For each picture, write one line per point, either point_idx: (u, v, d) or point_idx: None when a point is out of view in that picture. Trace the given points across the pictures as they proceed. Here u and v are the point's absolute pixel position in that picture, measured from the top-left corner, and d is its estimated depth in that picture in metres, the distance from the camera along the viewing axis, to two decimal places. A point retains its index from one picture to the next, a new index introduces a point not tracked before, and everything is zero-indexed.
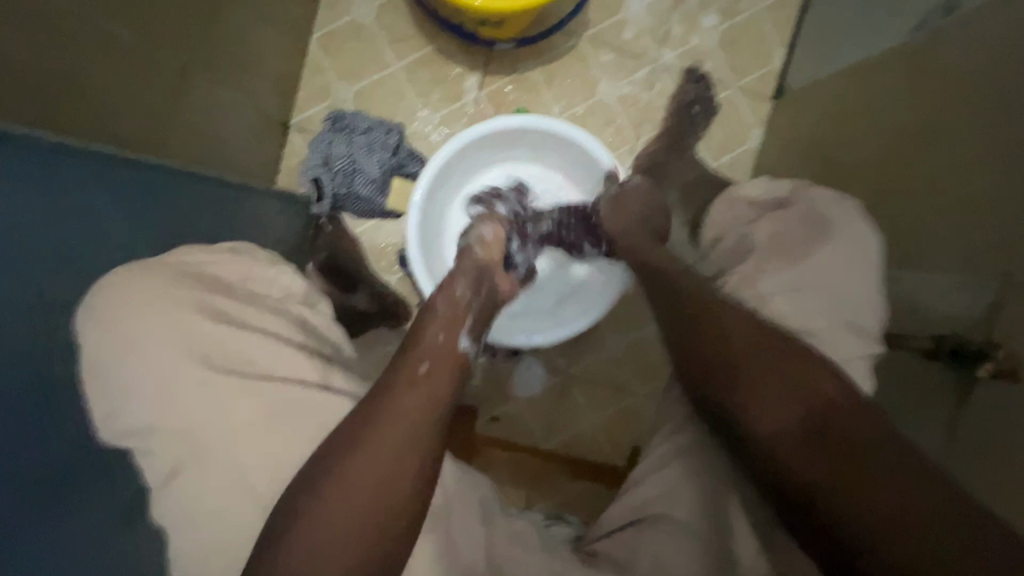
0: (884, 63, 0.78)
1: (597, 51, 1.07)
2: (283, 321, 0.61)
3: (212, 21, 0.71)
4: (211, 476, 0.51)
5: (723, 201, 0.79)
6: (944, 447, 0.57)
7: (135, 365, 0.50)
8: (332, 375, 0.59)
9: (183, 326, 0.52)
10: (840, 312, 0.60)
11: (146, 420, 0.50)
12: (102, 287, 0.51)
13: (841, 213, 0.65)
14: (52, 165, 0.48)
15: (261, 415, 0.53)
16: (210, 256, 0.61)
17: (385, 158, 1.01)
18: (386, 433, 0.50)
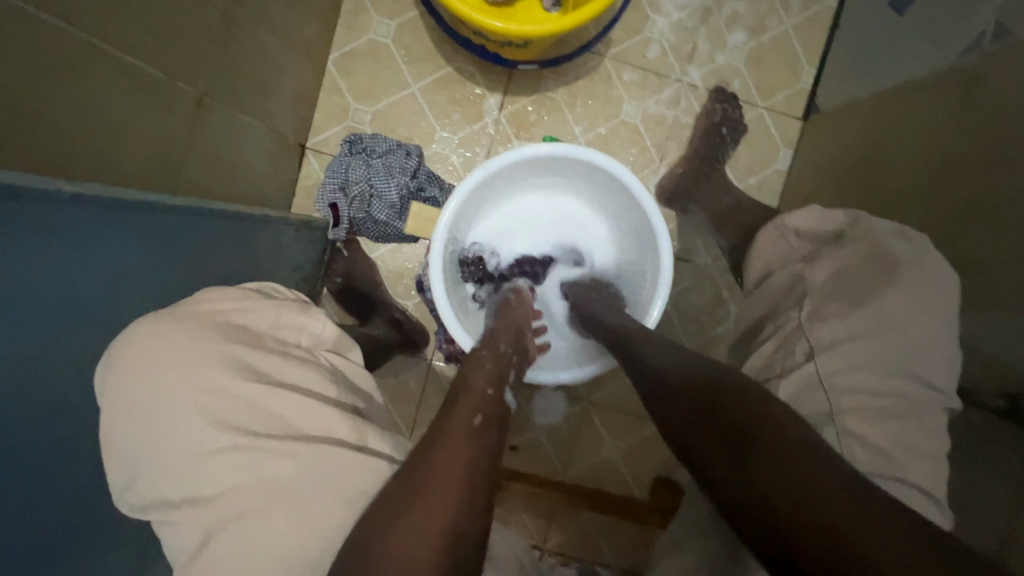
0: (930, 88, 0.74)
1: (621, 70, 1.04)
2: (318, 373, 0.57)
3: (227, 48, 0.69)
4: (238, 557, 0.45)
5: (770, 229, 0.74)
6: (1015, 515, 0.52)
7: (162, 430, 0.47)
8: (367, 432, 0.56)
9: (214, 386, 0.49)
10: (895, 363, 0.57)
11: (174, 490, 0.46)
12: (129, 341, 0.47)
13: (910, 251, 0.61)
14: (70, 215, 0.45)
15: (296, 484, 0.48)
16: (239, 304, 0.58)
17: (404, 183, 0.95)
18: (442, 485, 0.46)
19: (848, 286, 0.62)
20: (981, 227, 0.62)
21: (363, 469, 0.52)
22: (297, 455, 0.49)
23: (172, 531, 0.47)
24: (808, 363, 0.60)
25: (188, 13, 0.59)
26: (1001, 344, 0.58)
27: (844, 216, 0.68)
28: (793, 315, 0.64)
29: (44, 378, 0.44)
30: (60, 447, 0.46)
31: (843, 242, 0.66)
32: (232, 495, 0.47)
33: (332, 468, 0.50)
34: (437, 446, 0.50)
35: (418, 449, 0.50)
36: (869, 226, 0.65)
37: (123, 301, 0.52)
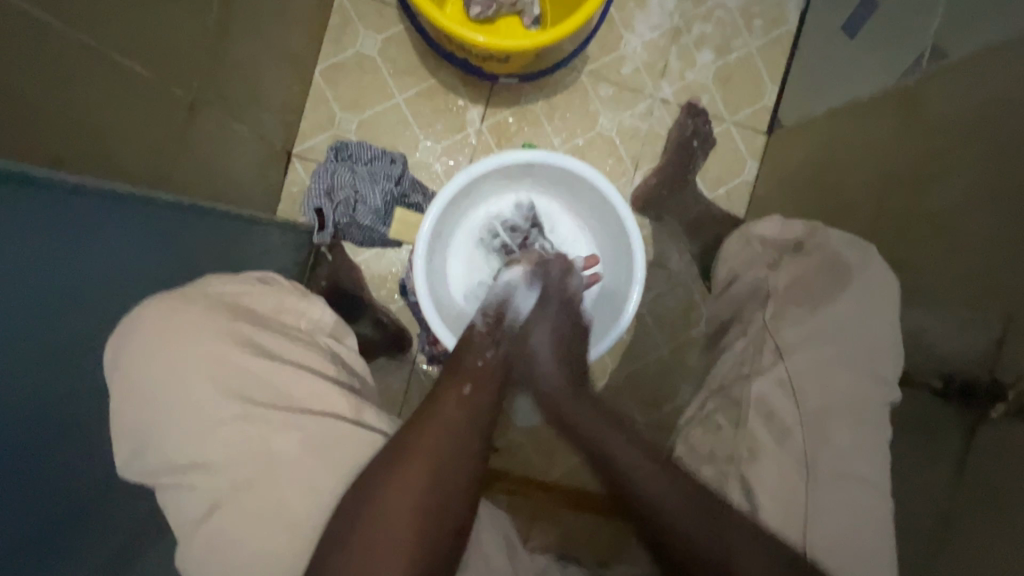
0: (877, 104, 0.81)
1: (597, 85, 1.10)
2: (316, 354, 0.60)
3: (220, 57, 0.72)
4: (242, 518, 0.49)
5: (740, 235, 0.83)
6: (954, 490, 0.55)
7: (173, 397, 0.50)
8: (365, 409, 0.58)
9: (223, 358, 0.52)
10: (860, 363, 0.61)
11: (182, 457, 0.49)
12: (143, 317, 0.52)
13: (858, 256, 0.66)
14: (65, 205, 0.47)
15: (300, 452, 0.52)
16: (244, 287, 0.61)
17: (388, 189, 0.99)
18: (436, 441, 0.56)
19: (807, 290, 0.67)
20: (921, 228, 0.67)
21: (360, 440, 0.55)
22: (301, 425, 0.53)
23: (180, 499, 0.50)
24: (779, 363, 0.63)
25: (182, 21, 0.61)
26: (939, 334, 0.63)
27: (803, 227, 0.74)
28: (760, 315, 0.69)
29: (33, 364, 0.45)
30: (46, 433, 0.47)
31: (803, 250, 0.72)
32: (239, 459, 0.50)
33: (332, 437, 0.54)
34: (422, 440, 0.55)
35: (401, 441, 0.55)
36: (824, 234, 0.70)
37: (115, 289, 0.55)
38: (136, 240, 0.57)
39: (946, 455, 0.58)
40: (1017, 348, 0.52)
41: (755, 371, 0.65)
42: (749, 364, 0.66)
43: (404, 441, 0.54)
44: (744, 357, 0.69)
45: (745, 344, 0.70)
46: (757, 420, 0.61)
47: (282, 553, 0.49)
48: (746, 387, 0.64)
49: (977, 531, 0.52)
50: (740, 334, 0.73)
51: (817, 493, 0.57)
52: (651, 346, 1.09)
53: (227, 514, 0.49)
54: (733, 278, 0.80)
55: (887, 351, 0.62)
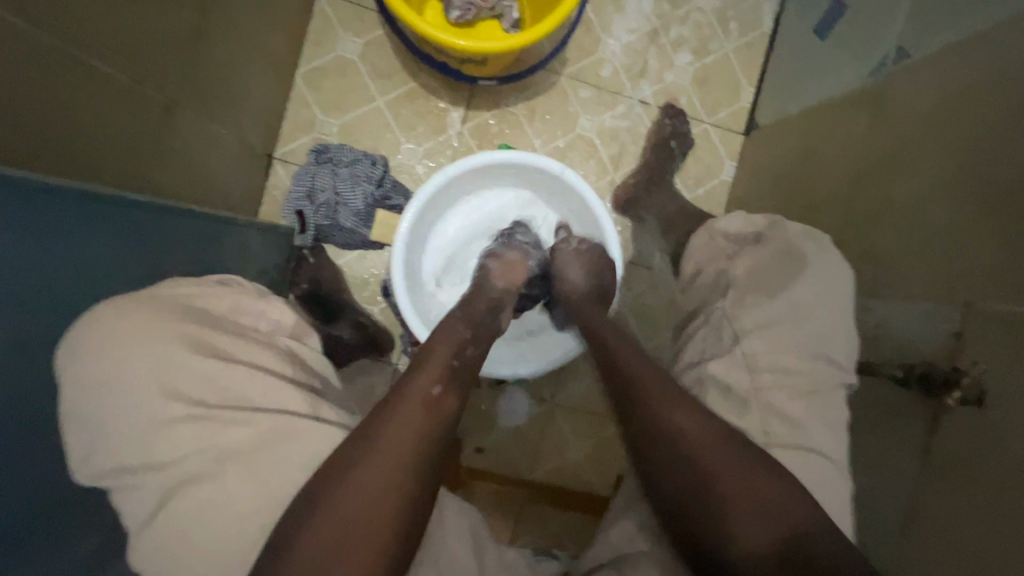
0: (846, 104, 0.83)
1: (577, 88, 1.11)
2: (273, 354, 0.61)
3: (199, 62, 0.73)
4: (193, 516, 0.49)
5: (702, 234, 0.84)
6: (919, 476, 0.57)
7: (123, 400, 0.50)
8: (321, 406, 0.60)
9: (171, 360, 0.52)
10: (805, 346, 0.63)
11: (129, 459, 0.50)
12: (92, 319, 0.51)
13: (815, 247, 0.68)
14: (39, 206, 0.47)
15: (249, 452, 0.53)
16: (196, 288, 0.61)
17: (370, 191, 0.99)
18: (394, 447, 0.53)
19: (767, 280, 0.68)
20: (888, 223, 0.69)
21: (321, 440, 0.56)
22: (251, 423, 0.54)
23: (130, 499, 0.50)
24: (734, 349, 0.64)
25: (156, 23, 0.62)
26: (905, 326, 0.64)
27: (764, 221, 0.76)
28: (719, 305, 0.70)
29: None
30: (13, 436, 0.47)
31: (761, 241, 0.73)
32: (189, 459, 0.50)
33: (286, 437, 0.54)
34: (372, 443, 0.53)
35: (358, 445, 0.53)
36: (782, 228, 0.72)
37: (87, 290, 0.54)
38: (110, 237, 0.57)
39: (911, 444, 0.59)
40: (976, 336, 0.54)
41: (712, 355, 0.66)
42: (708, 350, 0.67)
43: (364, 444, 0.53)
44: (704, 346, 0.69)
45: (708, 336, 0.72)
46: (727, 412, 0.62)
47: (237, 550, 0.50)
48: (701, 370, 0.66)
49: (942, 514, 0.53)
50: (699, 325, 0.72)
51: None
52: None
53: (177, 511, 0.49)
54: (699, 271, 0.81)
55: (835, 337, 0.64)
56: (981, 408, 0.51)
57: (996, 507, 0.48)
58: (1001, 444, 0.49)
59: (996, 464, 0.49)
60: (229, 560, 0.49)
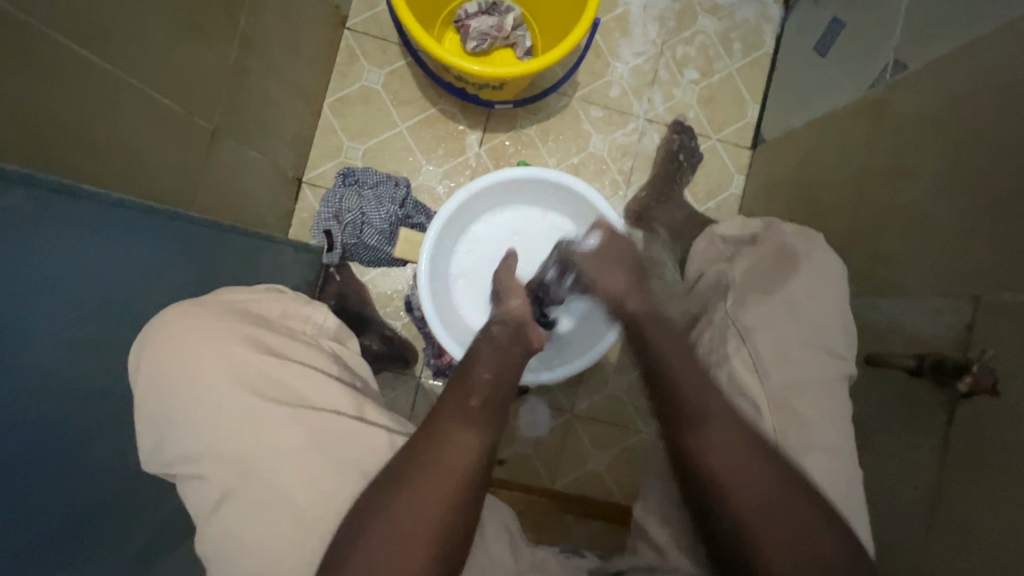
0: (848, 115, 0.87)
1: (588, 109, 1.17)
2: (319, 355, 0.65)
3: (240, 92, 0.79)
4: (257, 504, 0.53)
5: (704, 236, 0.86)
6: (937, 466, 0.58)
7: (184, 396, 0.54)
8: (366, 407, 0.62)
9: (232, 357, 0.57)
10: (806, 339, 0.65)
11: (195, 449, 0.53)
12: (163, 318, 0.56)
13: (806, 247, 0.72)
14: (103, 217, 0.53)
15: (303, 446, 0.55)
16: (250, 295, 0.66)
17: (393, 211, 1.04)
18: (441, 461, 0.56)
19: (759, 278, 0.71)
20: (895, 224, 0.72)
21: (361, 438, 0.59)
22: (304, 422, 0.56)
23: (197, 487, 0.54)
24: (739, 345, 0.67)
25: (202, 56, 0.68)
26: (918, 322, 0.65)
27: (761, 224, 0.79)
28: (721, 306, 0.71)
29: (60, 361, 0.49)
30: (76, 428, 0.51)
31: (756, 242, 0.76)
32: (249, 451, 0.53)
33: (335, 434, 0.57)
34: (423, 458, 0.56)
35: (408, 461, 0.55)
36: (777, 229, 0.75)
37: (140, 297, 0.59)
38: (163, 246, 0.62)
39: (929, 437, 0.60)
40: (987, 326, 0.55)
41: (722, 355, 0.68)
42: (715, 351, 0.69)
43: (416, 456, 0.56)
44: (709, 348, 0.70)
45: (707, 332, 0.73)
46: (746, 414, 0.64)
47: (298, 538, 0.52)
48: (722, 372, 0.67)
49: (965, 505, 0.54)
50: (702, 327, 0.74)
51: None
52: None
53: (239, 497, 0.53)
54: (699, 277, 0.83)
55: (829, 334, 0.66)
56: (995, 396, 0.53)
57: (1016, 489, 0.49)
58: (1015, 428, 0.51)
59: (1015, 449, 0.50)
60: (292, 546, 0.52)
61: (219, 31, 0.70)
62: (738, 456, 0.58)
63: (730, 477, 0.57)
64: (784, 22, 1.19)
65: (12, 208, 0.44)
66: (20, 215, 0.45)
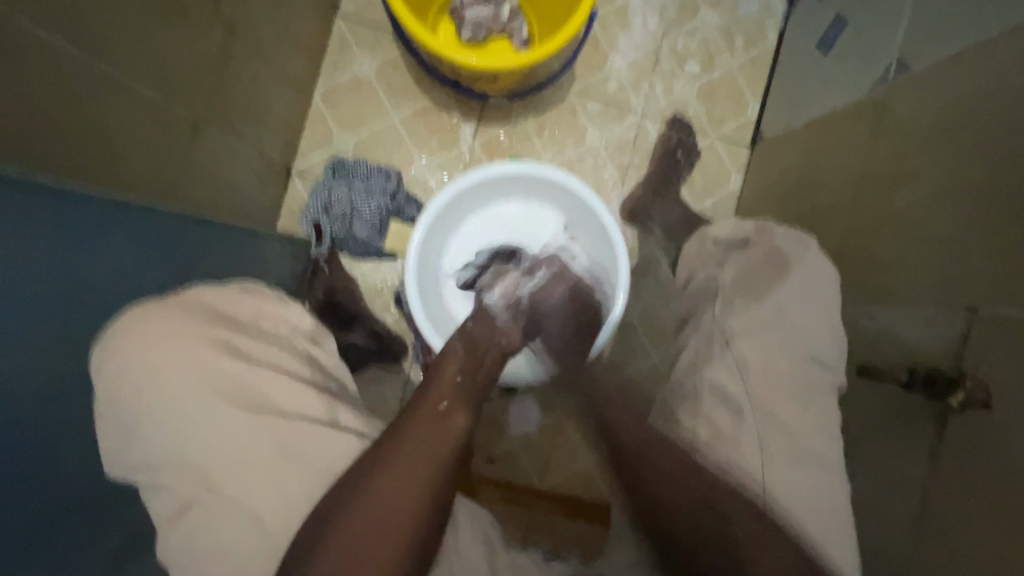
0: (849, 115, 0.85)
1: (585, 102, 1.14)
2: (291, 357, 0.62)
3: (225, 81, 0.77)
4: (220, 512, 0.51)
5: (695, 238, 0.84)
6: (927, 479, 0.57)
7: (143, 402, 0.52)
8: (338, 411, 0.60)
9: (197, 361, 0.54)
10: (796, 347, 0.64)
11: (156, 457, 0.51)
12: (122, 322, 0.53)
13: (795, 247, 0.70)
14: (68, 213, 0.51)
15: (270, 453, 0.53)
16: (218, 295, 0.62)
17: (383, 203, 1.03)
18: (404, 459, 0.54)
19: (752, 283, 0.70)
20: (892, 230, 0.70)
21: (331, 446, 0.56)
22: (271, 429, 0.54)
23: (158, 495, 0.52)
24: (727, 352, 0.66)
25: (186, 42, 0.66)
26: (913, 331, 0.64)
27: (752, 226, 0.78)
28: (710, 311, 0.72)
29: (26, 362, 0.47)
30: (47, 425, 0.49)
31: (750, 247, 0.75)
32: (209, 461, 0.52)
33: (305, 439, 0.55)
34: (376, 464, 0.53)
35: (373, 458, 0.54)
36: (770, 232, 0.74)
37: (115, 293, 0.57)
38: (126, 239, 0.58)
39: (921, 447, 0.59)
40: (983, 340, 0.54)
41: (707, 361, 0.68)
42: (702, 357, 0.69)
43: (380, 455, 0.54)
44: (697, 354, 0.70)
45: (700, 337, 0.72)
46: (721, 419, 0.64)
47: (262, 546, 0.51)
48: (700, 379, 0.67)
49: (951, 518, 0.54)
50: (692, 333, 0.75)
51: (779, 488, 0.59)
52: (641, 354, 1.12)
53: (211, 500, 0.52)
54: (691, 279, 0.83)
55: (823, 341, 0.65)
56: (988, 411, 0.52)
57: (1008, 505, 0.49)
58: (1006, 444, 0.50)
59: (1007, 464, 0.49)
60: (258, 551, 0.51)
61: (203, 17, 0.67)
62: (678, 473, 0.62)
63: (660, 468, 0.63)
64: (788, 18, 1.16)
65: None
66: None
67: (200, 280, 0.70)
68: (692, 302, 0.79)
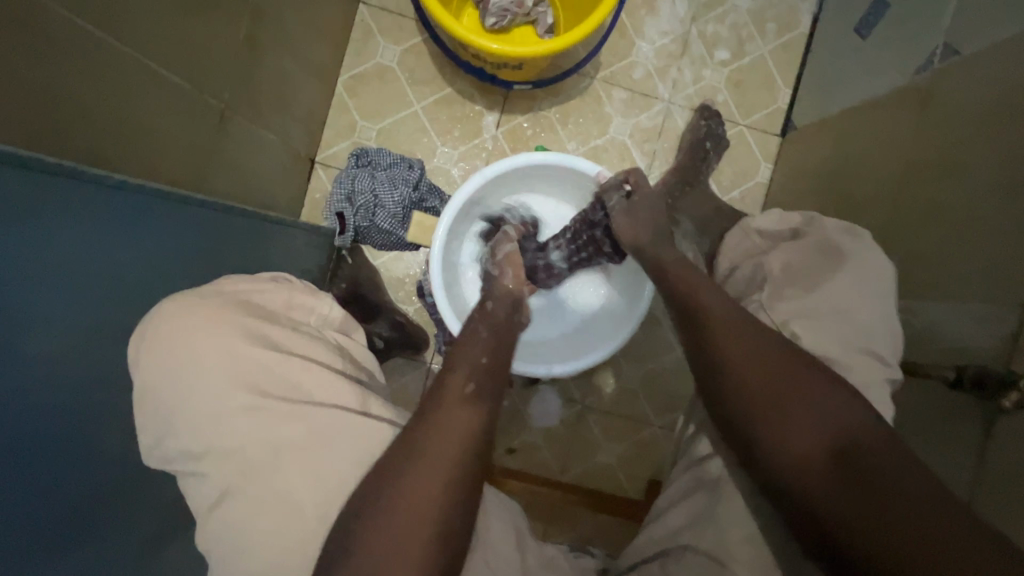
0: (890, 102, 0.81)
1: (610, 91, 1.12)
2: (323, 347, 0.63)
3: (251, 70, 0.77)
4: (254, 504, 0.52)
5: (738, 229, 0.79)
6: (973, 481, 0.55)
7: (182, 393, 0.52)
8: (371, 401, 0.60)
9: (235, 352, 0.55)
10: (835, 344, 0.62)
11: (195, 448, 0.52)
12: (159, 312, 0.54)
13: (854, 245, 0.67)
14: (107, 201, 0.51)
15: (306, 443, 0.54)
16: (251, 285, 0.64)
17: (406, 194, 1.01)
18: (435, 445, 0.53)
19: (804, 273, 0.67)
20: (933, 222, 0.67)
21: (365, 436, 0.57)
22: (306, 419, 0.55)
23: (196, 485, 0.53)
24: None
25: (214, 30, 0.66)
26: (960, 328, 0.61)
27: (801, 218, 0.74)
28: (756, 300, 0.68)
29: (63, 349, 0.48)
30: (82, 411, 0.51)
31: (801, 237, 0.72)
32: (245, 453, 0.52)
33: (339, 430, 0.56)
34: (407, 453, 0.52)
35: (403, 447, 0.53)
36: (820, 224, 0.71)
37: (147, 281, 0.58)
38: (159, 228, 0.59)
39: (967, 449, 0.57)
40: None
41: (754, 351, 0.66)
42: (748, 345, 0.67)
43: (410, 443, 0.53)
44: None
45: None
46: None
47: (296, 541, 0.51)
48: None
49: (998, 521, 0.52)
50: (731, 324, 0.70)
51: None
52: (665, 347, 1.10)
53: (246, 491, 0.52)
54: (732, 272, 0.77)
55: (862, 338, 0.62)
56: None
57: None
58: None
59: None
60: (293, 544, 0.51)
61: (231, 4, 0.67)
62: (785, 384, 0.56)
63: (759, 374, 0.57)
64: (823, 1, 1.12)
65: (10, 192, 0.42)
66: (18, 201, 0.43)
67: (230, 272, 0.71)
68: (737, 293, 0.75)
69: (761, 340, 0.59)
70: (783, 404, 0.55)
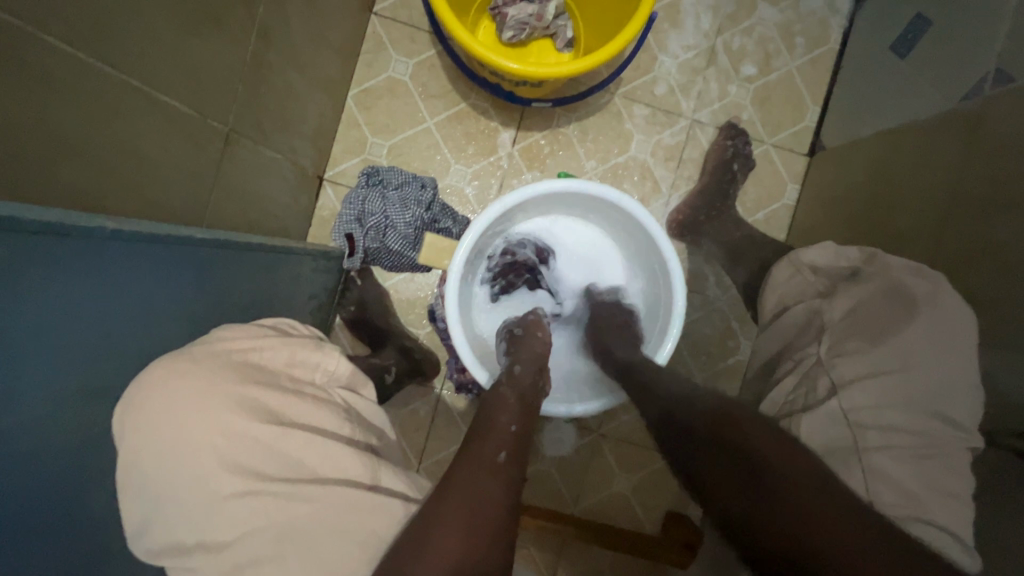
0: (932, 129, 0.77)
1: (631, 107, 1.07)
2: (329, 410, 0.59)
3: (257, 90, 0.72)
4: None
5: (788, 264, 0.82)
6: None
7: (173, 476, 0.47)
8: (380, 471, 0.57)
9: (230, 428, 0.49)
10: None
11: (190, 539, 0.47)
12: (151, 381, 0.49)
13: (923, 285, 0.65)
14: (102, 254, 0.47)
15: (309, 528, 0.49)
16: (249, 343, 0.59)
17: (418, 214, 0.96)
18: (458, 519, 0.48)
19: (865, 322, 0.66)
20: (983, 262, 0.62)
21: (374, 516, 0.52)
22: (310, 500, 0.50)
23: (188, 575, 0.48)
24: None
25: (217, 51, 0.61)
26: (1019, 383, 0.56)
27: (860, 254, 0.75)
28: (815, 351, 0.69)
29: (55, 411, 0.44)
30: (71, 474, 0.46)
31: (861, 278, 0.71)
32: (242, 543, 0.47)
33: (347, 508, 0.51)
34: (428, 531, 0.47)
35: (425, 522, 0.48)
36: (882, 261, 0.70)
37: (142, 334, 0.53)
38: (156, 280, 0.54)
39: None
40: None
41: (806, 405, 0.66)
42: (801, 398, 0.67)
43: (432, 518, 0.48)
44: (793, 394, 0.70)
45: (796, 379, 0.71)
46: None
47: None
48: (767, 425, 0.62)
49: None
50: (789, 369, 0.73)
51: None
52: (685, 375, 1.06)
53: None
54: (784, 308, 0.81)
55: None
56: None
57: None
58: None
59: None
60: None
61: (235, 23, 0.63)
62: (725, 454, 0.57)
63: (708, 440, 0.59)
64: (854, 16, 1.07)
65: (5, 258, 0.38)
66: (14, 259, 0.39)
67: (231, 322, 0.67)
68: (787, 335, 0.80)
69: (708, 411, 0.62)
70: (723, 466, 0.56)
